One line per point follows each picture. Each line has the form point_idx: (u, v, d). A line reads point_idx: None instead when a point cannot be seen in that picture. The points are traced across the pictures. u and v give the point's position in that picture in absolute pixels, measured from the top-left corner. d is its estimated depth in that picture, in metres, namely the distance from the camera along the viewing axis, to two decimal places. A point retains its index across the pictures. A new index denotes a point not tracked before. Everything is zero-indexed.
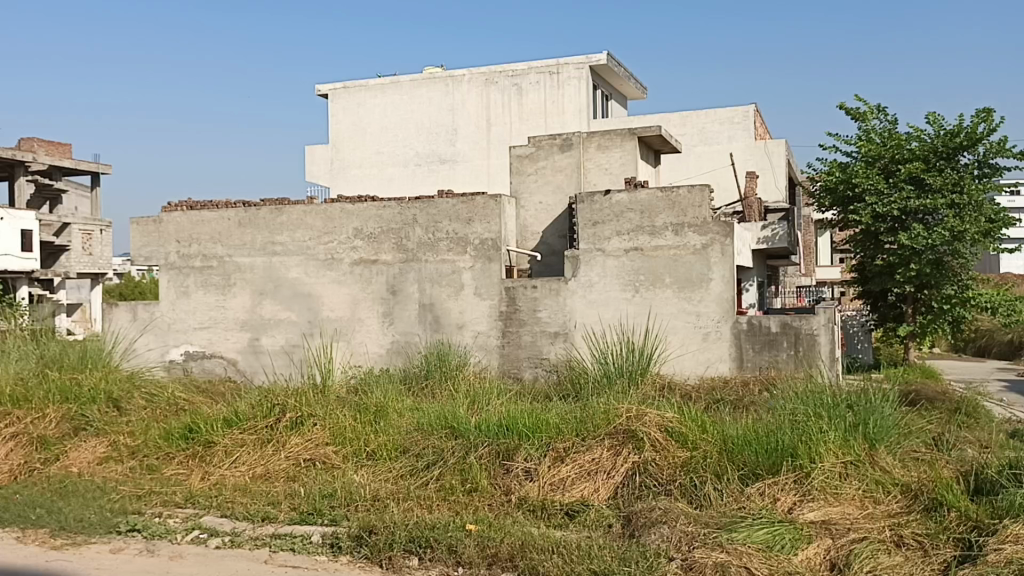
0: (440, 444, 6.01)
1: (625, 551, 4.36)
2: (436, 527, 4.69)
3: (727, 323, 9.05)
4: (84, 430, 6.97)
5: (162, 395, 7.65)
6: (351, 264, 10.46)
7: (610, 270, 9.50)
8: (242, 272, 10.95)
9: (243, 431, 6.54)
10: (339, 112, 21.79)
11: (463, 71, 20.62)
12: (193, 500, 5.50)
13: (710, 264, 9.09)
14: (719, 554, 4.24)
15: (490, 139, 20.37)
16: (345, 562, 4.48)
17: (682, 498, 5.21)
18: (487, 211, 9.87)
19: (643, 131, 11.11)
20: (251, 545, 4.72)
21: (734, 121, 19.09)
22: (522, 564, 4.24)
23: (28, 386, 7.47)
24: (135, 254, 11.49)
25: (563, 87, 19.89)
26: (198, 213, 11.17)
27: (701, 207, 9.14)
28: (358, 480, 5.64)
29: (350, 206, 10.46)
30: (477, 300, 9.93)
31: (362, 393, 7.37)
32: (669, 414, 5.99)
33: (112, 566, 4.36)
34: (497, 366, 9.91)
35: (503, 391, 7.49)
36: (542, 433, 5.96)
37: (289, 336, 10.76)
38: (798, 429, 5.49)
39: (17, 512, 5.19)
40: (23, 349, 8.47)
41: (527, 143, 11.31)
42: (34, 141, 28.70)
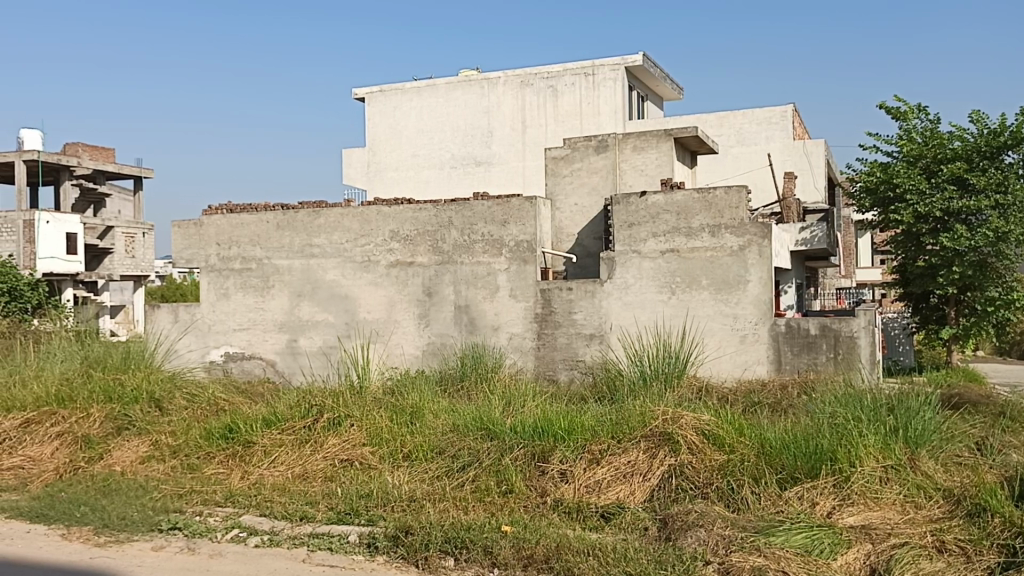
0: (475, 446, 6.03)
1: (661, 554, 4.34)
2: (471, 527, 4.71)
3: (764, 325, 8.97)
4: (126, 429, 7.10)
5: (202, 394, 7.76)
6: (388, 266, 10.53)
7: (646, 272, 9.46)
8: (280, 274, 11.08)
9: (282, 432, 6.62)
10: (376, 116, 22.01)
11: (498, 73, 20.68)
12: (233, 499, 5.58)
13: (747, 265, 9.01)
14: (756, 557, 4.21)
15: (525, 141, 20.40)
16: (382, 562, 4.52)
17: (719, 501, 5.18)
18: (522, 213, 9.89)
19: (680, 132, 11.05)
20: (289, 544, 4.77)
21: (772, 121, 18.90)
22: (557, 565, 4.23)
23: (73, 386, 7.63)
24: (176, 257, 11.67)
25: (598, 88, 19.83)
26: (237, 216, 11.32)
27: (738, 208, 9.07)
28: (395, 480, 5.67)
29: (387, 208, 10.54)
30: (512, 302, 9.95)
31: (398, 394, 7.43)
32: (705, 416, 5.95)
33: (153, 564, 4.43)
34: (532, 367, 9.91)
35: (539, 393, 7.49)
36: (578, 435, 5.96)
37: (326, 337, 10.86)
38: (837, 433, 5.42)
39: (62, 510, 5.30)
40: (68, 350, 8.65)
41: (562, 144, 11.30)
42: (78, 146, 29.48)
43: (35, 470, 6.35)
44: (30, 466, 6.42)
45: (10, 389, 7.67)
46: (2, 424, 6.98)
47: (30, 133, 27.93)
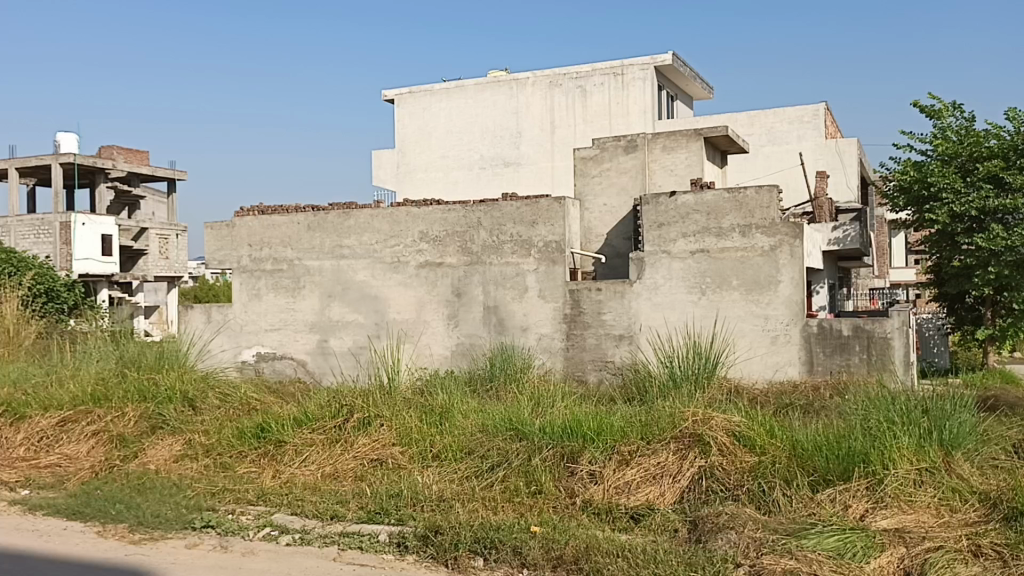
0: (505, 446, 6.04)
1: (691, 556, 4.31)
2: (501, 528, 4.72)
3: (796, 326, 8.88)
4: (160, 428, 7.19)
5: (234, 393, 7.84)
6: (417, 267, 10.57)
7: (676, 273, 9.42)
8: (311, 275, 11.17)
9: (313, 431, 6.67)
10: (405, 117, 22.10)
11: (527, 74, 20.69)
12: (265, 498, 5.63)
13: (779, 265, 8.93)
14: (787, 560, 4.18)
15: (554, 141, 20.39)
16: (412, 561, 4.53)
17: (751, 503, 5.14)
18: (551, 213, 9.89)
19: (710, 131, 10.99)
20: (320, 542, 4.80)
21: (804, 120, 18.74)
22: (586, 566, 4.22)
23: (109, 385, 7.75)
24: (209, 258, 11.81)
25: (628, 88, 19.77)
26: (269, 218, 11.41)
27: (769, 208, 8.99)
28: (425, 480, 5.69)
29: (416, 210, 10.58)
30: (542, 302, 9.94)
31: (428, 394, 7.46)
32: (736, 417, 5.91)
33: (187, 561, 4.49)
34: (561, 368, 9.90)
35: (569, 394, 7.48)
36: (607, 436, 5.95)
37: (356, 337, 10.93)
38: (871, 436, 5.36)
39: (98, 507, 5.39)
40: (103, 350, 8.78)
41: (591, 145, 11.28)
42: (114, 149, 29.93)
43: (72, 468, 6.46)
44: (66, 464, 6.53)
45: (48, 388, 7.80)
46: (40, 422, 7.10)
47: (66, 136, 28.38)
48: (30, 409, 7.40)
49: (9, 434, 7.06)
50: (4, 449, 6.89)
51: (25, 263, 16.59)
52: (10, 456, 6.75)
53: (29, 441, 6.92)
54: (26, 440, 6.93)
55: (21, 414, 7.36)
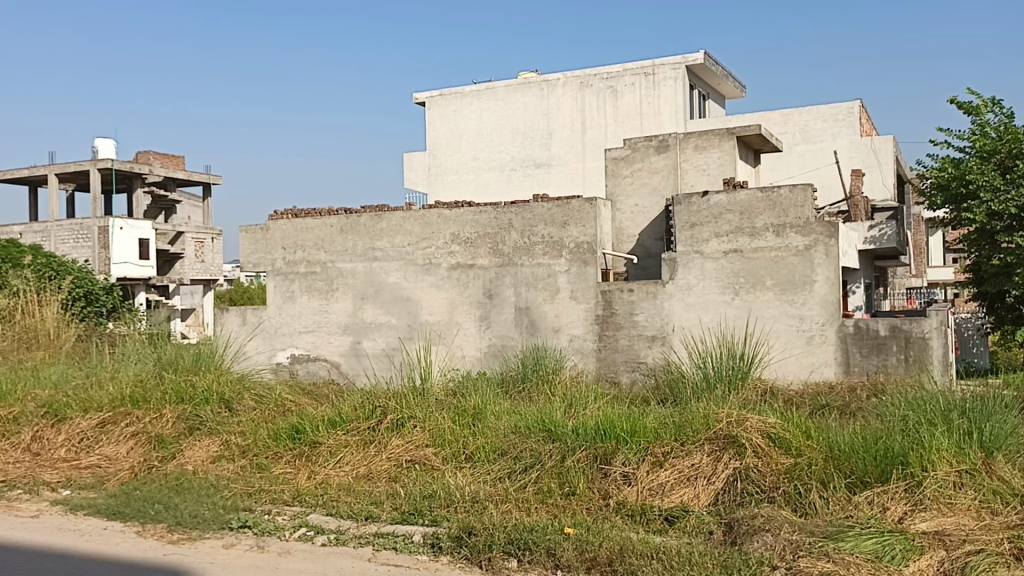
0: (538, 447, 6.04)
1: (726, 558, 4.28)
2: (535, 529, 4.73)
3: (832, 326, 8.78)
4: (198, 429, 7.28)
5: (269, 395, 7.91)
6: (449, 269, 10.61)
7: (709, 273, 9.35)
8: (344, 277, 11.25)
9: (347, 433, 6.73)
10: (436, 120, 22.19)
11: (558, 75, 20.68)
12: (300, 499, 5.68)
13: (814, 265, 8.84)
14: (825, 563, 4.14)
15: (585, 142, 20.35)
16: (446, 562, 4.55)
17: (786, 505, 5.09)
18: (583, 214, 9.87)
19: (742, 130, 10.90)
20: (355, 543, 4.84)
21: (838, 118, 18.53)
22: (620, 568, 4.20)
23: (146, 387, 7.87)
24: (244, 261, 11.94)
25: (659, 88, 19.67)
26: (302, 221, 11.51)
27: (804, 207, 8.90)
28: (458, 481, 5.71)
29: (448, 212, 10.62)
30: (573, 304, 9.93)
31: (460, 395, 7.48)
32: (771, 419, 5.85)
33: (224, 561, 4.54)
34: (594, 369, 9.87)
35: (601, 395, 7.47)
36: (640, 437, 5.92)
37: (388, 339, 11.00)
38: (909, 438, 5.29)
39: (137, 508, 5.47)
40: (142, 352, 8.91)
41: (623, 145, 11.25)
42: (150, 154, 30.46)
43: (112, 469, 6.57)
44: (106, 465, 6.65)
45: (89, 390, 7.95)
46: (80, 424, 7.23)
47: (103, 142, 28.85)
48: (71, 411, 7.53)
49: (50, 434, 7.20)
50: (45, 450, 7.02)
51: (65, 266, 16.90)
52: (52, 457, 6.88)
53: (70, 441, 7.05)
54: (67, 441, 7.07)
55: (63, 415, 7.49)
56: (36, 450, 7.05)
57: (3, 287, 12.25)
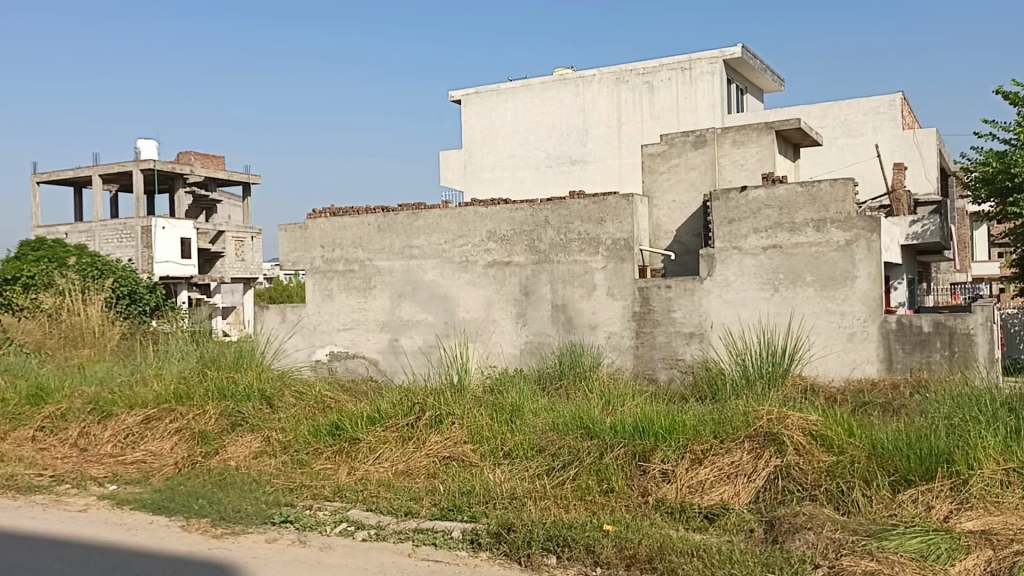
0: (576, 444, 6.04)
1: (768, 557, 4.24)
2: (573, 526, 4.72)
3: (874, 322, 8.66)
4: (240, 426, 7.36)
5: (310, 391, 7.98)
6: (486, 266, 10.63)
7: (748, 269, 9.27)
8: (382, 275, 11.32)
9: (386, 429, 6.78)
10: (472, 118, 22.28)
11: (593, 71, 20.62)
12: (341, 494, 5.73)
13: (855, 261, 8.72)
14: (868, 562, 4.08)
15: (621, 138, 20.25)
16: (485, 558, 4.57)
17: (828, 504, 5.02)
18: (619, 210, 9.82)
19: (781, 124, 10.77)
20: (395, 538, 4.88)
21: (879, 110, 18.24)
22: (660, 566, 4.18)
23: (190, 384, 7.99)
24: (284, 260, 12.07)
25: (695, 83, 19.52)
26: (340, 220, 11.60)
27: (845, 202, 8.78)
28: (496, 478, 5.71)
29: (484, 209, 10.63)
30: (611, 301, 9.89)
31: (498, 392, 7.51)
32: (813, 416, 5.79)
33: (268, 555, 4.59)
34: (631, 366, 9.83)
35: (639, 392, 7.46)
36: (679, 434, 5.89)
37: (426, 337, 11.06)
38: (954, 436, 5.21)
39: (182, 502, 5.57)
40: (185, 350, 9.05)
41: (659, 141, 11.19)
42: (191, 155, 30.93)
43: (156, 464, 6.68)
44: (151, 461, 6.77)
45: (133, 387, 8.09)
46: (126, 420, 7.37)
47: (145, 143, 29.31)
48: (116, 407, 7.68)
49: (96, 430, 7.35)
50: (92, 445, 7.17)
51: (109, 266, 17.21)
52: (98, 453, 7.03)
53: (115, 438, 7.19)
54: (113, 437, 7.21)
55: (109, 412, 7.64)
56: (83, 446, 7.21)
57: (51, 287, 12.49)
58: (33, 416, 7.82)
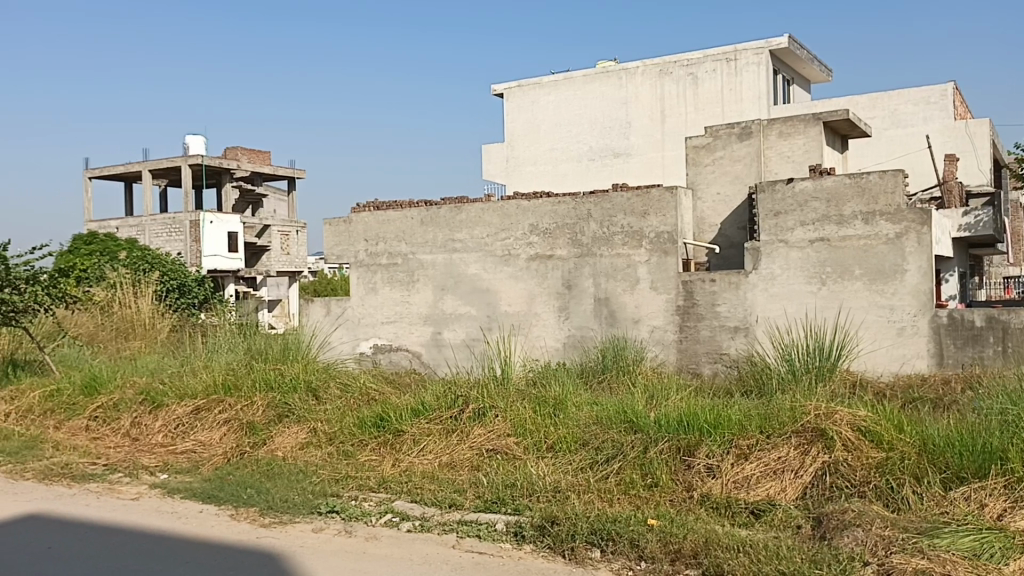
0: (620, 438, 6.02)
1: (816, 553, 4.19)
2: (618, 520, 4.70)
3: (925, 317, 8.49)
4: (286, 417, 7.45)
5: (355, 384, 8.05)
6: (528, 260, 10.63)
7: (794, 263, 9.14)
8: (425, 269, 11.38)
9: (429, 421, 6.82)
10: (514, 112, 22.42)
11: (637, 63, 20.48)
12: (385, 485, 5.78)
13: (905, 254, 8.55)
14: (919, 560, 4.00)
15: (664, 131, 20.09)
16: (529, 550, 4.57)
17: (878, 500, 4.94)
18: (663, 203, 9.74)
19: (829, 115, 10.59)
20: (440, 530, 4.91)
21: (930, 100, 17.87)
22: (706, 562, 4.14)
23: (238, 375, 8.12)
24: (328, 253, 12.19)
25: (740, 74, 19.27)
26: (384, 214, 11.69)
27: (894, 194, 8.61)
28: (539, 471, 5.70)
29: (526, 202, 10.63)
30: (654, 294, 9.82)
31: (541, 385, 7.52)
32: (862, 412, 5.70)
33: (315, 545, 4.65)
34: (674, 361, 9.75)
35: (683, 387, 7.42)
36: (725, 430, 5.83)
37: (468, 330, 11.10)
38: (1008, 433, 5.09)
39: (231, 492, 5.66)
40: (233, 342, 9.20)
41: (704, 133, 11.06)
42: (238, 150, 31.38)
43: (206, 454, 6.80)
44: (201, 451, 6.90)
45: (183, 378, 8.25)
46: (176, 410, 7.52)
47: (193, 139, 29.80)
48: (167, 398, 7.83)
49: (148, 421, 7.51)
50: (143, 435, 7.33)
51: (159, 259, 17.53)
52: (149, 442, 7.17)
53: (166, 428, 7.34)
54: (164, 427, 7.36)
55: (159, 403, 7.79)
56: (135, 435, 7.36)
57: (103, 280, 12.76)
58: (86, 406, 8.01)
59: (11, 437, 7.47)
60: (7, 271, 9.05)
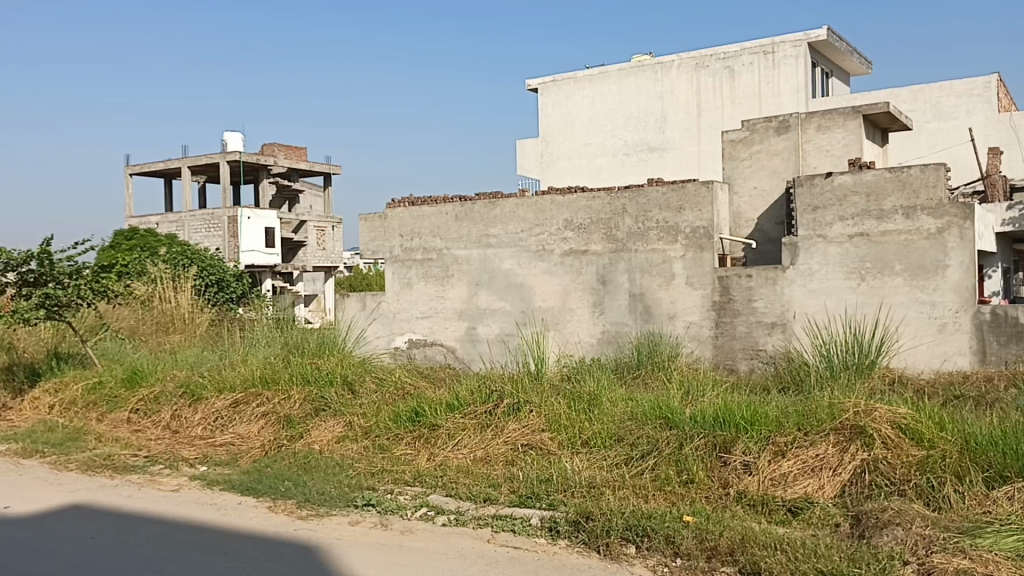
0: (655, 434, 5.99)
1: (855, 552, 4.13)
2: (653, 516, 4.68)
3: (966, 313, 8.35)
4: (323, 410, 7.52)
5: (390, 377, 8.11)
6: (563, 255, 10.61)
7: (833, 258, 9.02)
8: (459, 264, 11.41)
9: (464, 416, 6.84)
10: (549, 107, 22.35)
11: (673, 57, 20.34)
12: (421, 479, 5.81)
13: (947, 249, 8.41)
14: (960, 560, 3.93)
15: (701, 125, 19.92)
16: (564, 546, 4.58)
17: (918, 499, 4.87)
18: (698, 198, 9.67)
19: (869, 108, 10.43)
20: (474, 524, 4.93)
21: (973, 93, 17.54)
22: (742, 560, 4.11)
23: (275, 369, 8.21)
24: (364, 248, 12.26)
25: (778, 67, 19.05)
26: (419, 209, 11.72)
27: (936, 187, 8.47)
28: (574, 466, 5.70)
29: (561, 198, 10.61)
30: (689, 290, 9.75)
31: (575, 380, 7.52)
32: (902, 409, 5.61)
33: (351, 537, 4.69)
34: (710, 357, 9.67)
35: (719, 382, 7.38)
36: (762, 426, 5.78)
37: (503, 325, 11.12)
38: None
39: (268, 484, 5.73)
40: (270, 336, 9.32)
41: (741, 127, 10.96)
42: (275, 146, 31.70)
43: (244, 447, 6.90)
44: (239, 443, 6.99)
45: (222, 371, 8.37)
46: (215, 403, 7.63)
47: (231, 135, 30.14)
48: (206, 391, 7.95)
49: (188, 413, 7.63)
50: (183, 428, 7.44)
51: (198, 254, 17.77)
52: (189, 435, 7.28)
53: (206, 420, 7.45)
54: (203, 419, 7.47)
55: (198, 395, 7.90)
56: (175, 428, 7.48)
57: (143, 275, 12.96)
58: (127, 399, 8.15)
59: (56, 429, 7.63)
60: (51, 266, 9.23)
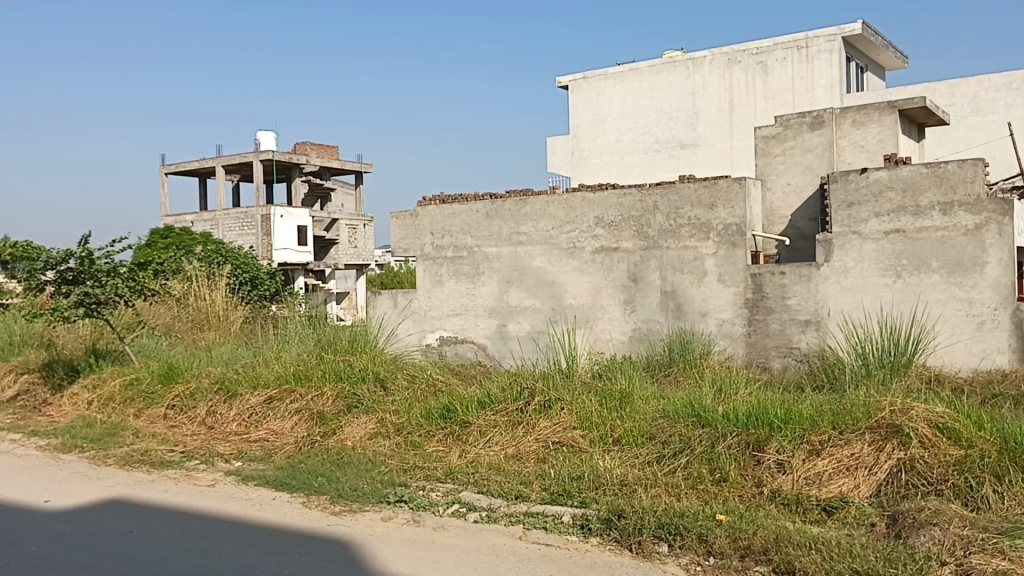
0: (687, 432, 5.96)
1: (891, 552, 4.08)
2: (686, 514, 4.66)
3: (1005, 311, 8.20)
4: (355, 407, 7.56)
5: (422, 374, 8.14)
6: (594, 252, 10.58)
7: (868, 255, 8.91)
8: (490, 262, 11.42)
9: (496, 413, 6.86)
10: (580, 104, 22.29)
11: (704, 53, 20.23)
12: (452, 476, 5.83)
13: (985, 245, 8.26)
14: (999, 561, 3.88)
15: (733, 121, 19.76)
16: (596, 543, 4.57)
17: (955, 500, 4.80)
18: (731, 194, 9.60)
19: (906, 103, 10.28)
20: (506, 521, 4.94)
21: (1012, 86, 17.23)
22: (776, 559, 4.08)
23: (308, 366, 8.27)
24: (395, 246, 12.31)
25: (812, 62, 18.85)
26: (449, 207, 11.75)
27: (974, 183, 8.32)
28: (605, 464, 5.69)
29: (592, 195, 10.58)
30: (721, 287, 9.68)
31: (606, 378, 7.51)
32: (940, 408, 5.54)
33: (384, 533, 4.73)
34: (743, 355, 9.60)
35: (752, 380, 7.33)
36: (796, 425, 5.73)
37: (534, 322, 11.12)
38: None
39: (302, 480, 5.78)
40: (303, 333, 9.42)
41: (774, 123, 10.86)
42: (307, 145, 31.96)
43: (278, 443, 6.97)
44: (273, 439, 7.07)
45: (256, 368, 8.45)
46: (249, 400, 7.70)
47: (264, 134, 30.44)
48: (241, 387, 8.04)
49: (223, 409, 7.71)
50: (218, 423, 7.53)
51: (232, 253, 17.95)
52: (224, 431, 7.38)
53: (240, 416, 7.53)
54: (238, 415, 7.55)
55: (233, 392, 7.98)
56: (211, 424, 7.57)
57: (178, 272, 13.13)
58: (163, 395, 8.27)
59: (94, 424, 7.77)
60: (90, 263, 9.42)
